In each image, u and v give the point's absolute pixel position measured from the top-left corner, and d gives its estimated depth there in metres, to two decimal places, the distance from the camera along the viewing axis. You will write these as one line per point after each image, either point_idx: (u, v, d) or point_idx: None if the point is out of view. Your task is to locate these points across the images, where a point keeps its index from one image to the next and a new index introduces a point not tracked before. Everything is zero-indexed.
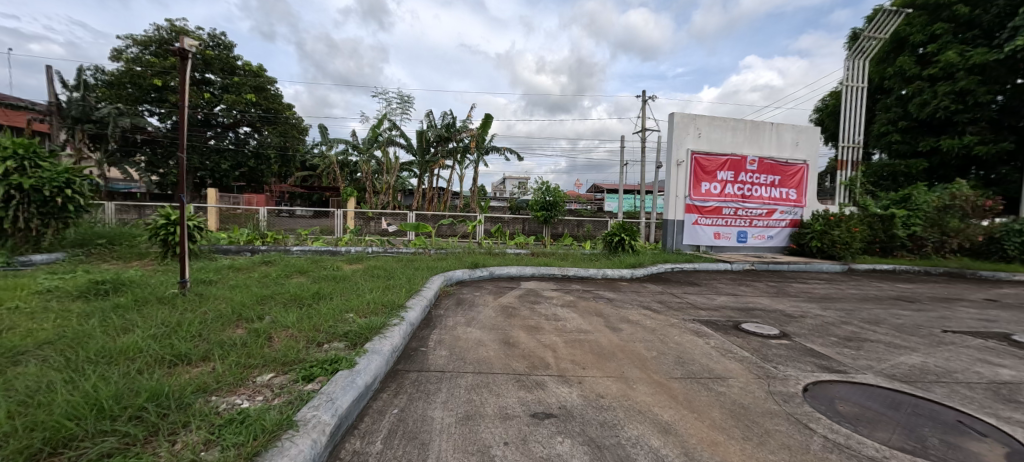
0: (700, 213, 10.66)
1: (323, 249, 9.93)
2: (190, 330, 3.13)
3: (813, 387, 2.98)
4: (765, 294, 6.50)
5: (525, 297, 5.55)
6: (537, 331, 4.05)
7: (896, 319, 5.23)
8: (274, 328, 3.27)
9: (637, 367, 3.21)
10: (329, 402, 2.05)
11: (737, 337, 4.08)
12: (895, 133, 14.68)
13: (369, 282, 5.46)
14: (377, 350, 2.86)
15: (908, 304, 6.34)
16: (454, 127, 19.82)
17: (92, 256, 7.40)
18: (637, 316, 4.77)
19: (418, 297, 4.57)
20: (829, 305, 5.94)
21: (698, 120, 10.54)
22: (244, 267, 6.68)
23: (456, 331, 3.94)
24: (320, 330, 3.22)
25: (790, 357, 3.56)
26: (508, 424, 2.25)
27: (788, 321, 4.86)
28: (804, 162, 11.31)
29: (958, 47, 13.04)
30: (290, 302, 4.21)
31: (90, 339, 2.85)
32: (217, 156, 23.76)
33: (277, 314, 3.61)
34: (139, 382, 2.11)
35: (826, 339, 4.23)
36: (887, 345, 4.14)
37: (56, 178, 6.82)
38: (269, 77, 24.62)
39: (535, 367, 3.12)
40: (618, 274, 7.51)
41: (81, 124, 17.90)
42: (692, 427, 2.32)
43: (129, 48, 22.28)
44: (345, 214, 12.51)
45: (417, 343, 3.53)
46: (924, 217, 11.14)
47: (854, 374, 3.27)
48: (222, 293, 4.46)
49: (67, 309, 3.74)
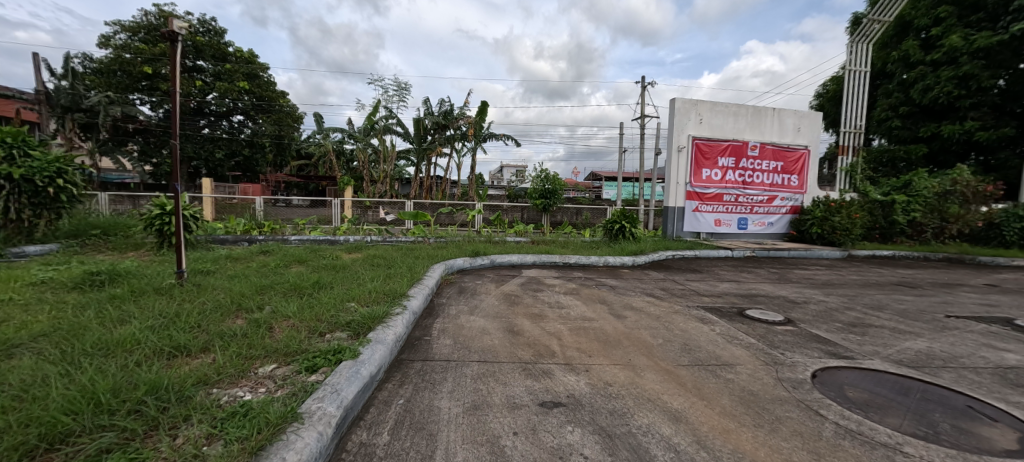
0: (701, 200, 10.58)
1: (322, 238, 9.87)
2: (191, 321, 3.06)
3: (821, 373, 2.94)
4: (768, 281, 6.48)
5: (527, 286, 5.48)
6: (540, 318, 4.01)
7: (899, 305, 5.25)
8: (274, 318, 3.20)
9: (643, 354, 3.18)
10: (334, 393, 2.01)
11: (743, 323, 4.04)
12: (896, 119, 14.65)
13: (368, 271, 5.41)
14: (381, 339, 2.81)
15: (910, 290, 6.34)
16: (453, 114, 19.60)
17: (87, 247, 7.21)
18: (640, 303, 4.74)
19: (419, 285, 4.50)
20: (832, 290, 5.95)
21: (700, 105, 10.39)
22: (241, 257, 6.58)
23: (459, 319, 3.88)
24: (322, 320, 3.16)
25: (797, 344, 3.51)
26: (517, 413, 2.21)
27: (793, 307, 4.85)
28: (806, 147, 11.18)
29: (962, 30, 12.88)
30: (290, 291, 4.13)
31: (87, 331, 2.79)
32: (211, 145, 23.44)
33: (278, 304, 3.53)
34: (138, 375, 2.05)
35: (831, 325, 4.21)
36: (892, 331, 4.12)
37: (47, 167, 6.69)
38: (261, 64, 24.15)
39: (541, 355, 3.07)
40: (619, 262, 7.46)
41: (71, 113, 17.80)
42: (702, 415, 2.29)
43: (118, 34, 21.77)
44: (343, 203, 12.61)
45: (421, 332, 3.46)
46: (925, 204, 11.08)
47: (863, 360, 3.23)
48: (220, 284, 4.38)
49: (62, 301, 3.67)
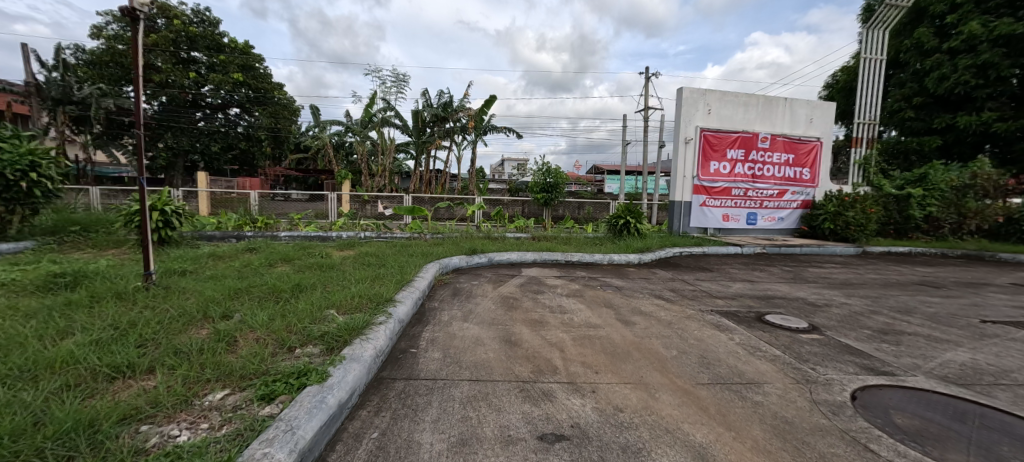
0: (708, 194, 10.17)
1: (314, 233, 9.46)
2: (143, 334, 2.72)
3: (860, 394, 2.58)
4: (783, 280, 6.10)
5: (526, 287, 5.11)
6: (541, 326, 3.65)
7: (927, 308, 4.86)
8: (239, 330, 2.84)
9: (657, 370, 2.80)
10: (289, 433, 1.64)
11: (764, 331, 3.67)
12: (909, 110, 14.17)
13: (357, 270, 5.05)
14: (358, 357, 2.44)
15: (934, 290, 5.93)
16: (452, 106, 19.13)
17: (65, 245, 6.85)
18: (649, 307, 4.36)
19: (409, 288, 4.13)
20: (852, 291, 5.57)
21: (709, 95, 9.93)
22: (226, 255, 6.22)
23: (452, 327, 3.51)
24: (293, 332, 2.80)
25: (828, 356, 3.14)
26: (512, 450, 1.85)
27: (814, 311, 4.47)
28: (818, 138, 10.71)
29: (981, 17, 12.34)
30: (267, 296, 3.77)
31: (22, 346, 2.45)
32: (206, 138, 23.10)
33: (247, 312, 3.17)
34: (49, 413, 1.70)
35: (861, 332, 3.84)
36: (927, 339, 3.74)
37: (18, 160, 6.32)
38: (257, 55, 23.65)
39: (542, 372, 2.71)
40: (624, 260, 7.08)
41: (62, 105, 17.43)
42: (731, 451, 1.92)
43: (110, 24, 21.29)
44: (340, 197, 12.28)
45: (407, 344, 3.09)
46: (942, 198, 10.55)
47: (905, 377, 2.86)
48: (193, 286, 4.02)
49: (13, 306, 3.32)
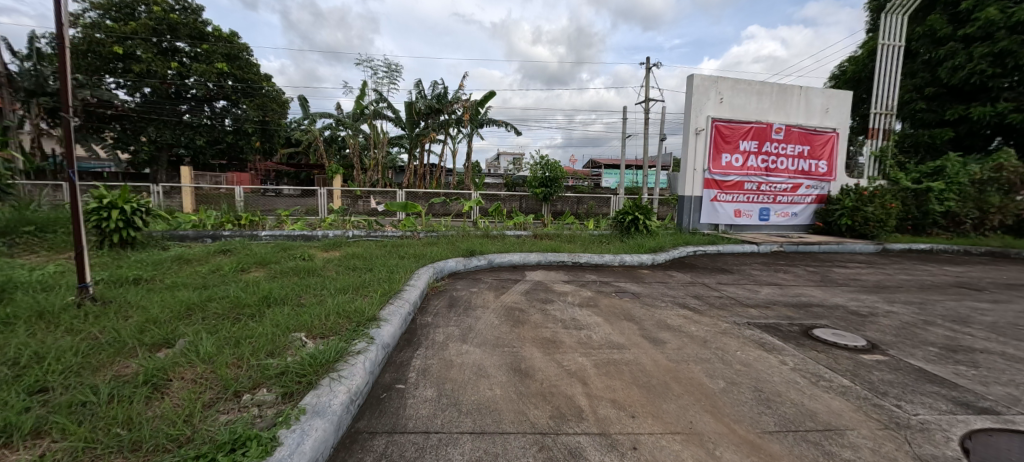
0: (720, 189, 9.62)
1: (297, 232, 8.75)
2: (47, 373, 2.09)
3: (973, 444, 2.00)
4: (812, 284, 5.55)
5: (533, 295, 4.52)
6: (554, 347, 3.05)
7: (984, 317, 4.31)
8: (177, 365, 2.22)
9: (707, 412, 2.22)
10: None
11: (818, 351, 3.11)
12: (921, 101, 13.66)
13: (340, 277, 4.44)
14: (323, 409, 1.82)
15: (978, 294, 5.41)
16: (446, 98, 18.36)
17: (16, 248, 6.14)
18: (676, 320, 3.78)
19: (397, 301, 3.52)
20: (892, 296, 5.02)
21: (720, 83, 9.31)
22: (195, 258, 5.56)
23: (448, 351, 2.92)
24: (244, 368, 2.18)
25: (907, 388, 2.57)
26: None
27: (864, 323, 3.90)
28: (834, 129, 10.15)
29: (999, 2, 11.72)
30: (226, 312, 3.16)
31: None
32: (190, 131, 22.09)
33: (195, 338, 2.55)
34: None
35: (927, 350, 3.27)
36: (1005, 358, 3.19)
37: None
38: (242, 44, 22.66)
39: (564, 418, 2.11)
40: (636, 261, 6.51)
41: (36, 97, 16.63)
42: None
43: (87, 12, 20.15)
44: (331, 193, 11.62)
45: (393, 378, 2.49)
46: (961, 192, 10.10)
47: (1014, 417, 2.29)
48: (142, 300, 3.39)
49: None
